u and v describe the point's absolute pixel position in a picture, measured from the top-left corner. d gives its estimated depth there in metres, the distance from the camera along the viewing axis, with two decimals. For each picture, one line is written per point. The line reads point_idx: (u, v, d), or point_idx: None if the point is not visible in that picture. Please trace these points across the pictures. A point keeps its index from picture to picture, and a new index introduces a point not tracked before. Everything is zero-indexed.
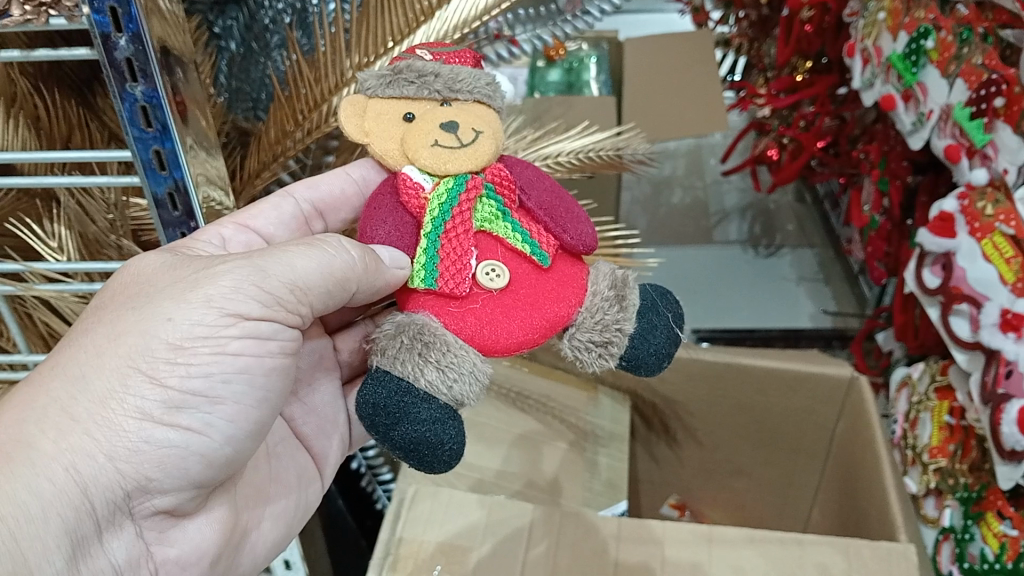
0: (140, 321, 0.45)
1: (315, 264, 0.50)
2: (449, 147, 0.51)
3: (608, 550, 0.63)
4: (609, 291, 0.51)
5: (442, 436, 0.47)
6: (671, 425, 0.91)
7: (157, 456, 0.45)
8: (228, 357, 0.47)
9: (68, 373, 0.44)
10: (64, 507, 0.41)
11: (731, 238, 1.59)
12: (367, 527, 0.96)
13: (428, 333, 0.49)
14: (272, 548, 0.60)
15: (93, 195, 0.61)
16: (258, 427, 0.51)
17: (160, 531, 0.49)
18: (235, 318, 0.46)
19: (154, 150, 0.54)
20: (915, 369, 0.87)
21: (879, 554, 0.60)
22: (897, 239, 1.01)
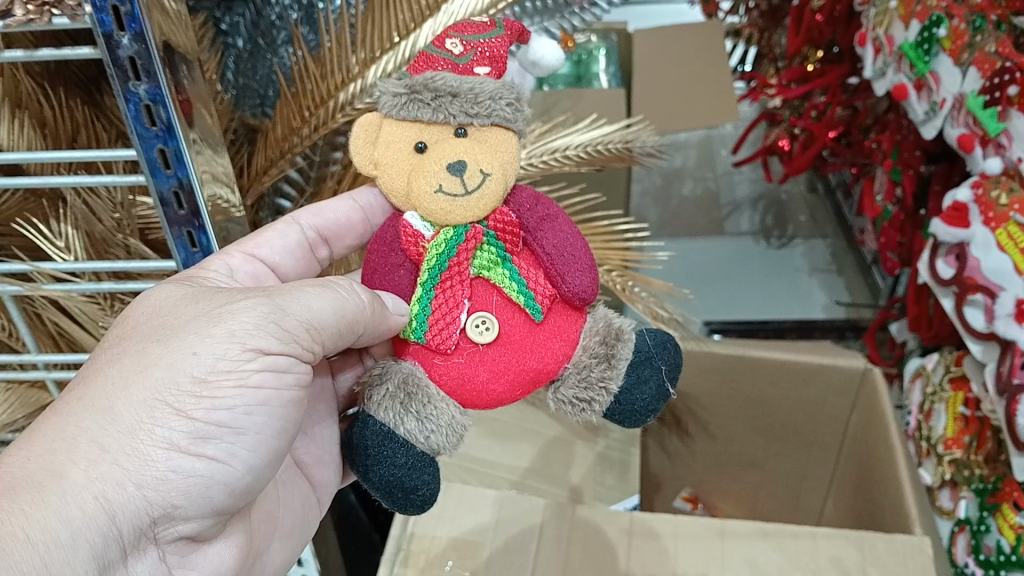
0: (166, 356, 0.46)
1: (331, 306, 0.50)
2: (453, 193, 0.50)
3: (620, 543, 0.63)
4: (599, 348, 0.51)
5: (416, 481, 0.50)
6: (683, 420, 0.90)
7: (182, 485, 0.45)
8: (250, 390, 0.47)
9: (97, 404, 0.44)
10: (92, 534, 0.41)
11: (742, 229, 1.58)
12: (380, 523, 0.96)
13: (413, 381, 0.50)
14: (280, 567, 0.61)
15: (99, 195, 0.61)
16: (275, 456, 0.51)
17: (181, 555, 0.49)
18: (255, 352, 0.47)
19: (159, 150, 0.54)
20: (931, 360, 0.86)
21: (895, 548, 0.60)
22: (910, 229, 1.00)
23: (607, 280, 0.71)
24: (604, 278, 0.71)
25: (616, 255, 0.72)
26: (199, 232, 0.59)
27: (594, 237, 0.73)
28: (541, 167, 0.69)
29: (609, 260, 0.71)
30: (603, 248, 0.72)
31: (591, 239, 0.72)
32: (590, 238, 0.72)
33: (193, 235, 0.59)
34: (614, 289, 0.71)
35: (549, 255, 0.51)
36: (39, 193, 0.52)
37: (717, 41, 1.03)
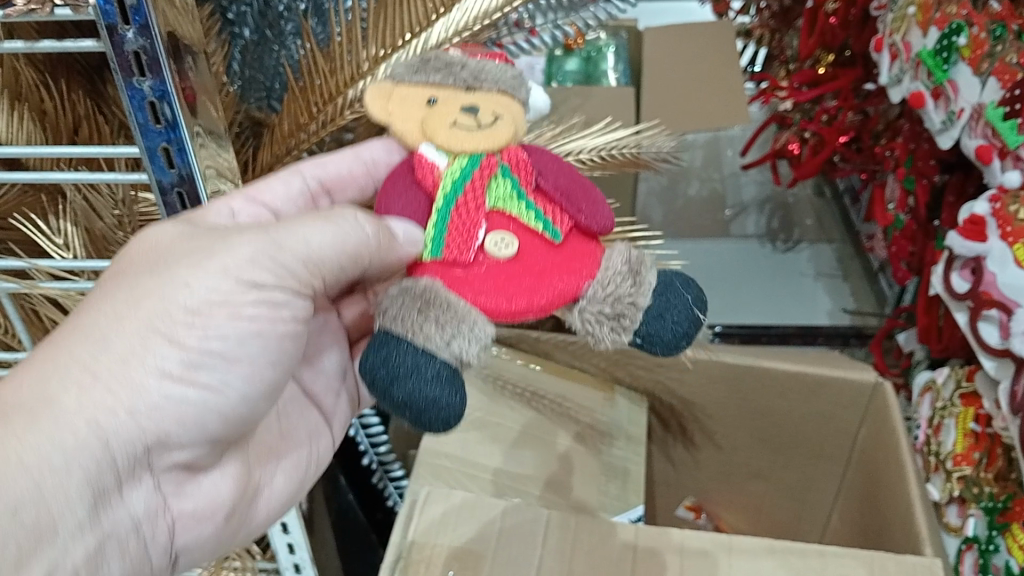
0: (159, 286, 0.46)
1: (331, 239, 0.50)
2: (469, 128, 0.51)
3: (625, 558, 0.61)
4: (624, 266, 0.49)
5: (442, 389, 0.45)
6: (689, 428, 0.88)
7: (176, 413, 0.47)
8: (244, 322, 0.49)
9: (90, 331, 0.45)
10: (86, 459, 0.43)
11: (748, 231, 1.57)
12: (377, 522, 0.92)
13: (431, 292, 0.47)
14: (288, 500, 0.62)
15: (101, 191, 0.60)
16: (271, 387, 0.54)
17: (177, 485, 0.51)
18: (251, 285, 0.48)
19: (162, 149, 0.52)
20: (942, 374, 0.85)
21: (905, 567, 0.58)
22: (922, 240, 0.98)
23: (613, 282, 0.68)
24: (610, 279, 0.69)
25: None
26: None
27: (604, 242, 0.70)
28: None
29: None
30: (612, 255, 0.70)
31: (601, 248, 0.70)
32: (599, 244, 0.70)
33: None
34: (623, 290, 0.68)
35: (562, 190, 0.52)
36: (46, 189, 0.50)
37: (726, 37, 1.02)
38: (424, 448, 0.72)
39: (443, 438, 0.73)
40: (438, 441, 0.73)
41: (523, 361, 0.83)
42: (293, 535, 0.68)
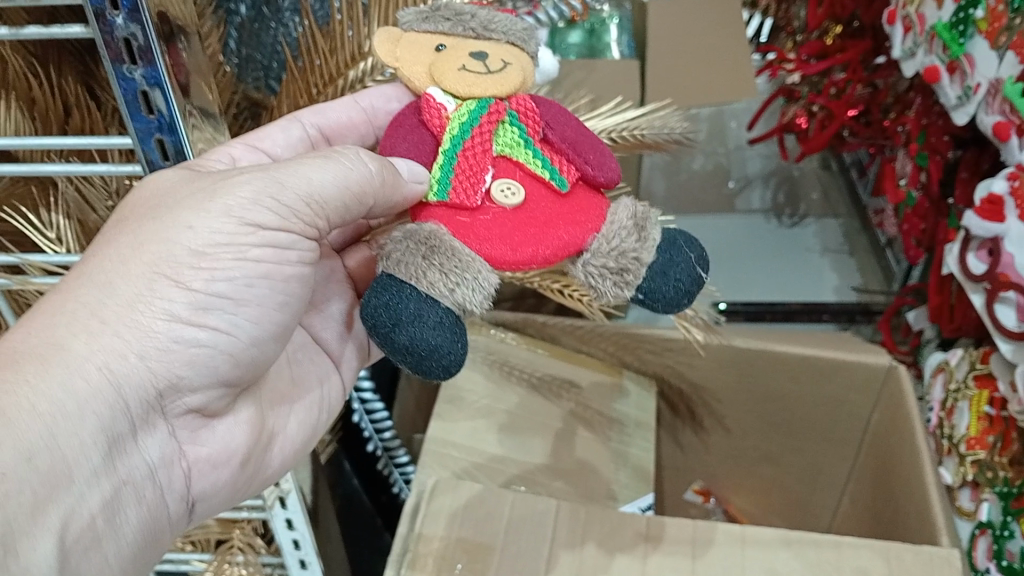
0: (162, 229, 0.45)
1: (333, 177, 0.49)
2: (476, 72, 0.51)
3: (637, 549, 0.60)
4: (628, 221, 0.49)
5: (444, 338, 0.45)
6: (698, 412, 0.87)
7: (186, 355, 0.46)
8: (250, 263, 0.47)
9: (95, 280, 0.44)
10: (99, 405, 0.42)
11: (753, 206, 1.56)
12: (382, 505, 0.91)
13: (436, 238, 0.47)
14: (303, 444, 0.61)
15: (93, 183, 0.59)
16: (281, 330, 0.53)
17: (191, 430, 0.51)
18: (254, 227, 0.47)
19: (155, 137, 0.51)
20: (955, 355, 0.84)
21: (922, 559, 0.57)
22: (933, 217, 0.97)
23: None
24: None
25: None
26: None
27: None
28: None
29: None
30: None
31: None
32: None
33: None
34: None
35: (570, 143, 0.51)
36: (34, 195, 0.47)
37: (734, 12, 0.99)
38: (430, 436, 0.70)
39: (451, 426, 0.72)
40: (445, 429, 0.71)
41: (529, 346, 0.82)
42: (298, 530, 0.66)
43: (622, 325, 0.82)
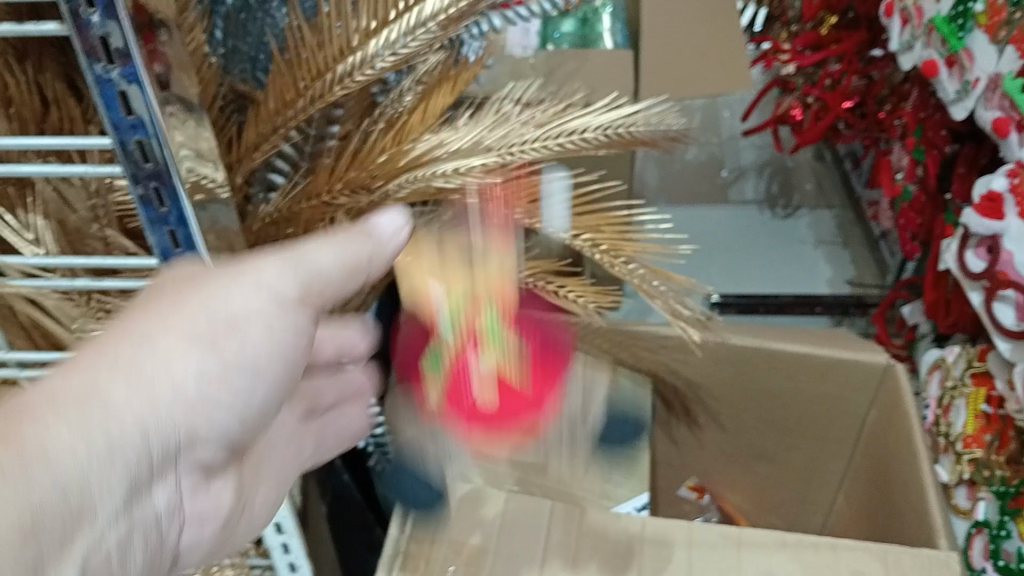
0: (202, 296, 0.45)
1: (342, 258, 0.50)
2: None
3: (631, 552, 0.59)
4: None
5: None
6: (692, 408, 0.85)
7: (209, 414, 0.45)
8: (269, 339, 0.47)
9: (135, 331, 0.42)
10: (135, 455, 0.41)
11: (747, 198, 1.57)
12: (373, 501, 0.89)
13: None
14: (271, 511, 0.61)
15: (71, 186, 0.51)
16: (263, 424, 0.52)
17: (194, 486, 0.49)
18: (274, 304, 0.47)
19: (138, 144, 0.46)
20: (952, 353, 0.84)
21: (919, 562, 0.57)
22: (931, 211, 0.96)
23: (596, 257, 0.59)
24: (594, 253, 0.59)
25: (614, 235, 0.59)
26: (183, 230, 0.50)
27: (593, 218, 0.60)
28: (556, 150, 0.58)
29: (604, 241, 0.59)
30: (604, 233, 0.59)
31: (590, 227, 0.60)
32: (589, 219, 0.60)
33: (179, 243, 0.51)
34: (608, 270, 0.59)
35: None
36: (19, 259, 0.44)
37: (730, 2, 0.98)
38: (422, 435, 0.69)
39: None
40: None
41: None
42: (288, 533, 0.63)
43: (618, 322, 0.80)
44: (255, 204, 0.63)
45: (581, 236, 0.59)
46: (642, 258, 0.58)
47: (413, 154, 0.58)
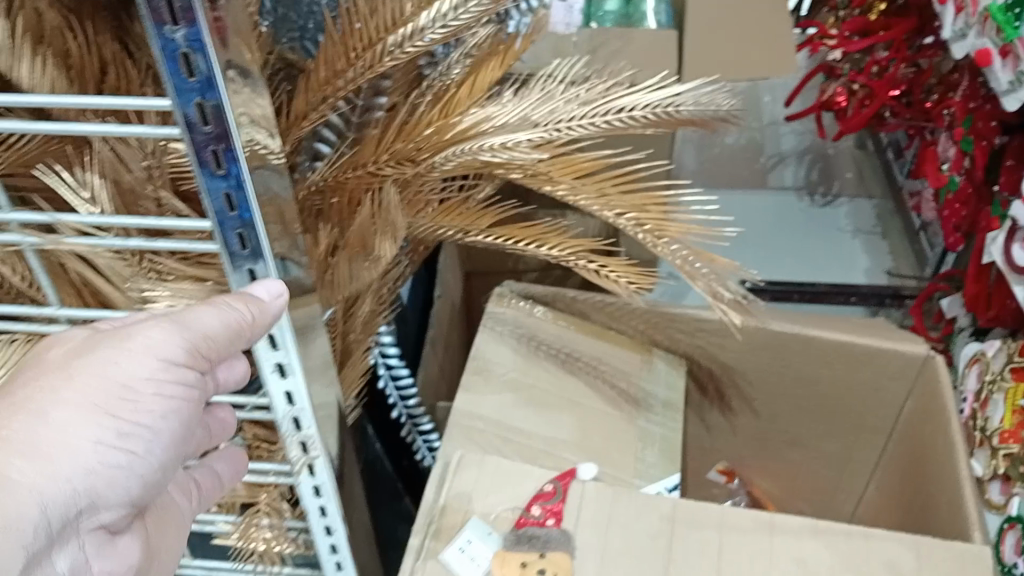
0: (90, 362, 0.40)
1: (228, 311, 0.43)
2: None
3: (662, 531, 0.58)
4: None
5: None
6: (727, 393, 0.84)
7: (108, 475, 0.40)
8: (162, 398, 0.41)
9: (21, 407, 0.39)
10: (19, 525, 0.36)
11: (786, 183, 1.55)
12: (404, 471, 0.94)
13: None
14: None
15: (130, 139, 0.47)
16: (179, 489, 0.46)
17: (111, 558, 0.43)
18: (163, 363, 0.41)
19: (200, 117, 0.38)
20: (992, 347, 0.85)
21: (954, 554, 0.56)
22: (976, 203, 0.95)
23: (639, 237, 0.57)
24: (635, 232, 0.58)
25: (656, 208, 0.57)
26: (252, 230, 0.43)
27: (632, 196, 0.58)
28: (604, 127, 0.58)
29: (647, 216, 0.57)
30: (646, 212, 0.57)
31: (631, 206, 0.57)
32: (628, 197, 0.58)
33: (247, 242, 0.43)
34: (650, 249, 0.58)
35: None
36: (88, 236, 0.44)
37: None
38: (456, 407, 0.70)
39: (477, 398, 0.71)
40: (471, 401, 0.71)
41: (559, 320, 0.80)
42: (330, 517, 0.58)
43: (655, 303, 0.80)
44: (303, 172, 0.62)
45: (623, 215, 0.57)
46: (683, 239, 0.57)
47: (460, 127, 0.57)
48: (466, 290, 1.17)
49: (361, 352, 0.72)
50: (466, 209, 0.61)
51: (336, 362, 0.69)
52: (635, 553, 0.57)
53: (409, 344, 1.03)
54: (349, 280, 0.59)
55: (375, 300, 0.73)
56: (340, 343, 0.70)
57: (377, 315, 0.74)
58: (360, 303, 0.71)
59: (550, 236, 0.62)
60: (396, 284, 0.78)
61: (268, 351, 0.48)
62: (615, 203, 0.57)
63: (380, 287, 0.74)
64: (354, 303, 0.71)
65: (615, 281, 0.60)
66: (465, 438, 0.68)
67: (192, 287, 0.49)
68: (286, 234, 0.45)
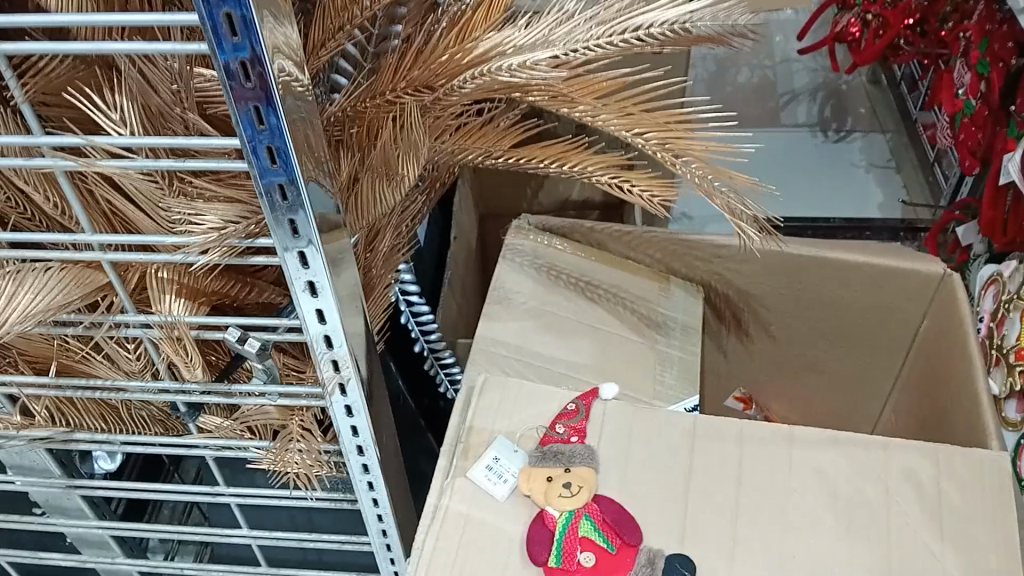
0: None
1: None
2: None
3: (683, 447, 0.59)
4: None
5: None
6: (744, 318, 0.85)
7: None
8: None
9: None
10: None
11: (799, 120, 1.55)
12: (426, 408, 0.96)
13: None
14: None
15: (156, 61, 0.48)
16: None
17: None
18: None
19: (227, 24, 0.39)
20: (1008, 269, 0.90)
21: (971, 461, 0.57)
22: (993, 126, 0.94)
23: (658, 156, 0.58)
24: (655, 150, 0.58)
25: (678, 130, 0.57)
26: (278, 141, 0.43)
27: (655, 114, 0.58)
28: (621, 46, 0.57)
29: (671, 137, 0.57)
30: (667, 133, 0.57)
31: (650, 125, 0.57)
32: (648, 116, 0.58)
33: (275, 153, 0.44)
34: (669, 168, 0.58)
35: None
36: (120, 160, 0.45)
37: None
38: (478, 334, 0.71)
39: (499, 325, 0.72)
40: (493, 328, 0.72)
41: (578, 251, 0.80)
42: (362, 436, 0.61)
43: (672, 231, 0.80)
44: (322, 102, 0.62)
45: (642, 134, 0.58)
46: (700, 156, 0.57)
47: (474, 53, 0.57)
48: (480, 232, 1.18)
49: (383, 287, 0.71)
50: (486, 133, 0.64)
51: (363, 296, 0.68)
52: (657, 468, 0.59)
53: (427, 283, 1.04)
54: (374, 204, 0.61)
55: (393, 236, 0.72)
56: (363, 279, 0.68)
57: (397, 251, 0.73)
58: (380, 238, 0.69)
59: (571, 155, 0.63)
60: (413, 222, 0.76)
61: (299, 269, 0.50)
62: (637, 122, 0.58)
63: (398, 224, 0.72)
64: (374, 238, 0.69)
65: (636, 196, 0.60)
66: (487, 365, 0.69)
67: (224, 207, 0.49)
68: (312, 157, 0.46)
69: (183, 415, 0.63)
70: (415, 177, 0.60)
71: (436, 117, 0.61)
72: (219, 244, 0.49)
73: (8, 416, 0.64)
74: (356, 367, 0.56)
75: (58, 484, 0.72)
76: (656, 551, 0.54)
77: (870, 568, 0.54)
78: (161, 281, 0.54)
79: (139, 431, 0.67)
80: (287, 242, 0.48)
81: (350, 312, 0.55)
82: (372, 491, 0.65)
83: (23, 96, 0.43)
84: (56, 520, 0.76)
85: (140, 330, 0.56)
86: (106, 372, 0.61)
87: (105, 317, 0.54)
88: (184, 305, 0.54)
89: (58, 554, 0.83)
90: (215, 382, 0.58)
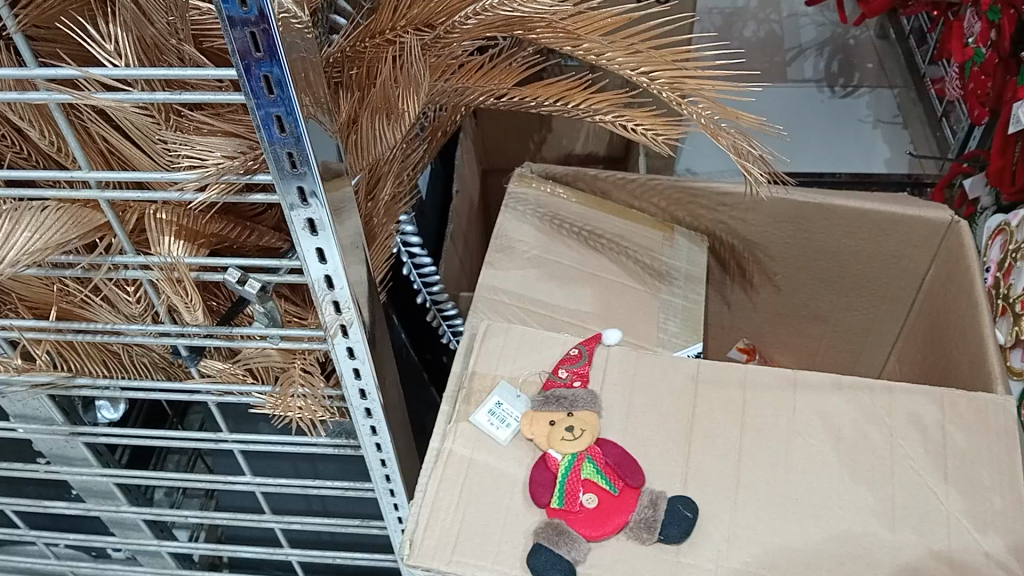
0: None
1: None
2: None
3: (686, 391, 0.59)
4: None
5: None
6: (748, 268, 0.85)
7: None
8: None
9: None
10: None
11: (806, 75, 1.52)
12: (430, 363, 0.96)
13: None
14: None
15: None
16: None
17: None
18: None
19: None
20: (1016, 219, 0.92)
21: (976, 405, 0.57)
22: (1003, 75, 0.94)
23: (664, 96, 0.57)
24: (661, 89, 0.57)
25: (687, 72, 0.56)
26: (274, 70, 0.42)
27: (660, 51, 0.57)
28: None
29: (681, 79, 0.56)
30: (674, 73, 0.56)
31: (657, 63, 0.56)
32: (654, 53, 0.56)
33: (273, 82, 0.43)
34: (675, 108, 0.57)
35: None
36: (116, 93, 0.45)
37: None
38: (481, 283, 0.70)
39: (502, 273, 0.71)
40: (495, 276, 0.71)
41: (581, 200, 0.79)
42: (364, 380, 0.61)
43: (677, 180, 0.80)
44: (323, 42, 0.61)
45: (648, 73, 0.56)
46: (708, 96, 0.55)
47: None
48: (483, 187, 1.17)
49: (385, 237, 0.70)
50: (487, 72, 0.63)
51: (367, 244, 0.67)
52: (660, 411, 0.58)
53: (430, 236, 1.03)
54: (373, 143, 0.59)
55: (396, 183, 0.70)
56: (365, 227, 0.67)
57: (398, 201, 0.71)
58: (382, 184, 0.68)
59: (575, 94, 0.62)
60: (417, 170, 0.75)
61: (299, 207, 0.49)
62: (643, 61, 0.56)
63: (400, 171, 0.71)
64: (376, 185, 0.67)
65: (641, 134, 0.59)
66: (490, 313, 0.68)
67: (222, 140, 0.48)
68: (311, 93, 0.46)
69: (184, 358, 0.63)
70: (415, 114, 0.59)
71: (437, 57, 0.61)
72: (217, 179, 0.48)
73: (10, 360, 0.64)
74: (358, 309, 0.56)
75: (61, 432, 0.72)
76: (658, 493, 0.54)
77: (873, 509, 0.54)
78: (160, 222, 0.53)
79: (141, 377, 0.67)
80: (286, 177, 0.48)
81: (351, 256, 0.54)
82: (375, 436, 0.66)
83: (17, 26, 0.43)
84: (60, 468, 0.76)
85: (140, 271, 0.55)
86: (107, 316, 0.60)
87: (104, 258, 0.54)
88: (183, 247, 0.53)
89: (64, 503, 0.83)
90: (217, 325, 0.58)
